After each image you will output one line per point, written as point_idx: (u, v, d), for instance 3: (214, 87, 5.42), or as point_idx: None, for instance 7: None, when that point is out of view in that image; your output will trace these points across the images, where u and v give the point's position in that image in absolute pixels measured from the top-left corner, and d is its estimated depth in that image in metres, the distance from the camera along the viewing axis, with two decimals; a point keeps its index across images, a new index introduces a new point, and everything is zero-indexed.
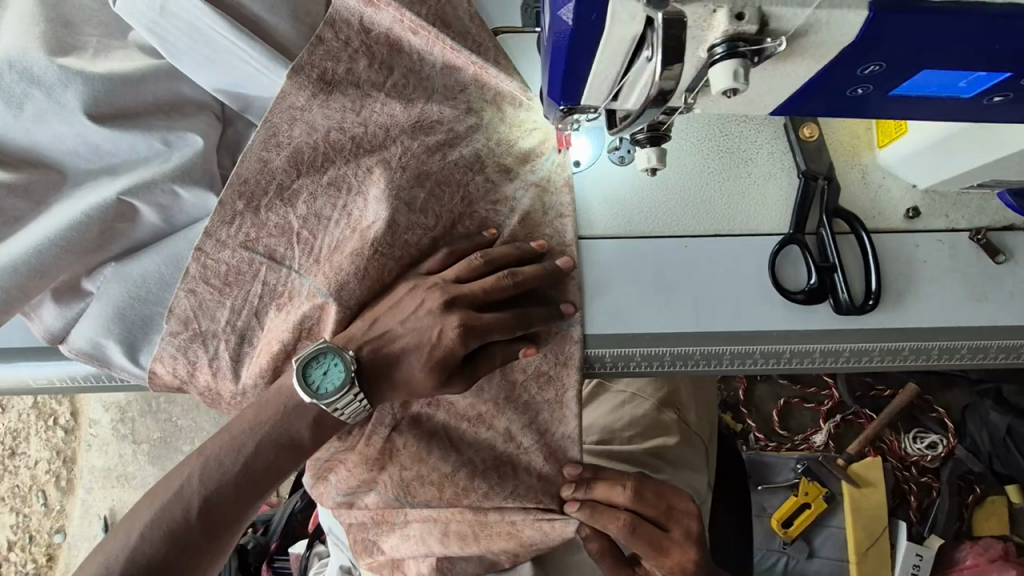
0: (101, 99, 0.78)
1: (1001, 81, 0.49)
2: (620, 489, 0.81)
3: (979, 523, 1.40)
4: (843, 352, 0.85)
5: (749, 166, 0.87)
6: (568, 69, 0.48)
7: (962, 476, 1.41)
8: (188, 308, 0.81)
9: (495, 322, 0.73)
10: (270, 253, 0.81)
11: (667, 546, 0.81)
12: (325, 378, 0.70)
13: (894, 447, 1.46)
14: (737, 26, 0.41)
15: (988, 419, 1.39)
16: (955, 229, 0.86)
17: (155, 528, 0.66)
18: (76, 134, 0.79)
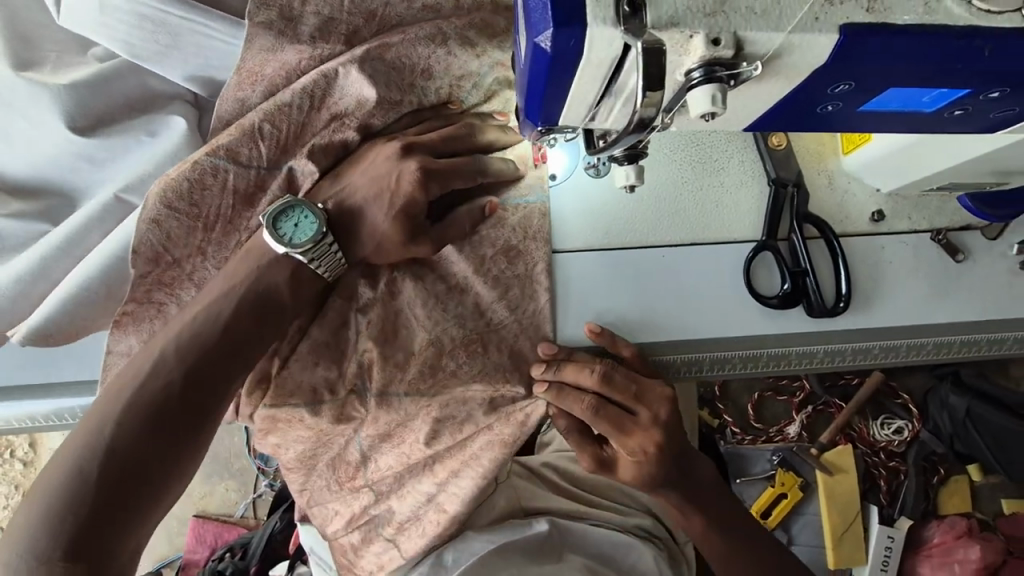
0: (82, 113, 0.77)
1: (962, 97, 0.50)
2: (588, 372, 0.77)
3: (943, 502, 1.47)
4: (817, 353, 0.88)
5: (721, 176, 0.88)
6: (548, 90, 0.47)
7: (927, 458, 1.47)
8: (153, 243, 0.74)
9: (451, 168, 0.75)
10: (232, 155, 0.74)
11: (631, 424, 0.78)
12: (296, 230, 0.71)
13: (864, 434, 1.48)
14: (714, 51, 0.41)
15: (948, 402, 1.44)
16: (918, 230, 0.89)
17: (136, 404, 0.63)
18: (66, 151, 0.78)
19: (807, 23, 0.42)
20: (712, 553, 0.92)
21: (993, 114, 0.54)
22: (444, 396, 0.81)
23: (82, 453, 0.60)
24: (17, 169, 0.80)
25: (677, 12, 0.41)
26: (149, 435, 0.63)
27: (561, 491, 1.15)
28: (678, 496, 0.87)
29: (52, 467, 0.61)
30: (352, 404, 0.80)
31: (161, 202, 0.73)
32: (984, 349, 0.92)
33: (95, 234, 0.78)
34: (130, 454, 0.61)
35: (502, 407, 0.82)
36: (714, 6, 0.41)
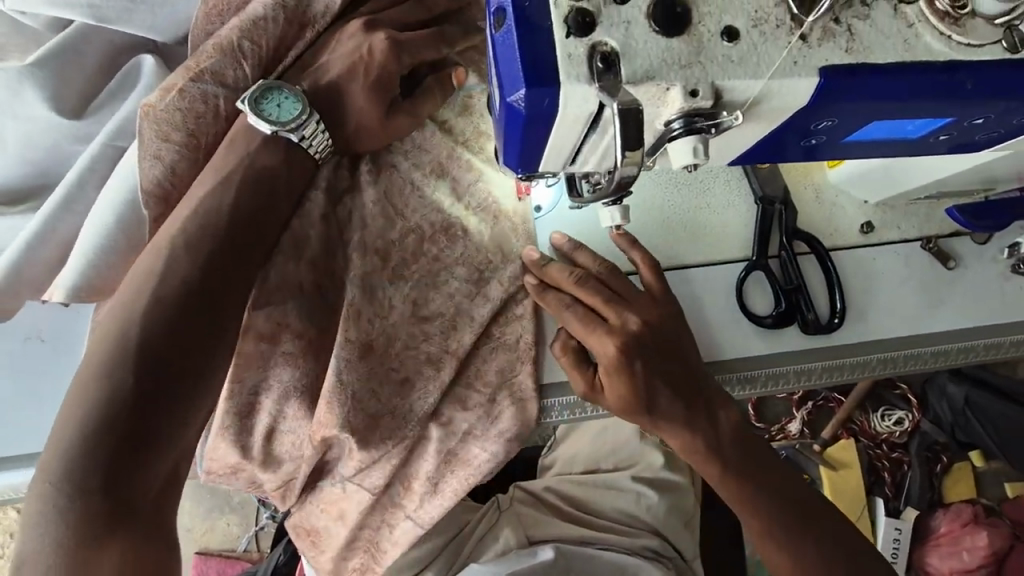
0: (62, 96, 0.76)
1: (946, 123, 0.49)
2: (566, 269, 0.73)
3: (947, 490, 1.47)
4: (815, 370, 0.87)
5: (708, 195, 0.87)
6: (524, 146, 0.45)
7: (930, 448, 1.46)
8: (158, 178, 0.69)
9: (421, 39, 0.72)
10: (221, 79, 0.70)
11: (596, 327, 0.71)
12: (280, 111, 0.68)
13: (864, 427, 1.47)
14: (692, 102, 0.40)
15: (947, 391, 1.44)
16: (908, 240, 0.89)
17: (155, 304, 0.59)
18: (51, 130, 0.76)
19: (786, 67, 0.41)
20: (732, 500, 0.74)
21: (979, 137, 0.54)
22: (442, 426, 0.77)
23: (108, 363, 0.55)
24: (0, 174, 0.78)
25: (652, 64, 0.40)
26: (174, 334, 0.58)
27: (563, 515, 1.13)
28: (683, 434, 0.73)
29: (73, 389, 0.55)
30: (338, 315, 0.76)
31: (157, 134, 0.69)
32: (982, 353, 0.91)
33: (91, 185, 0.75)
34: (158, 355, 0.57)
35: (500, 413, 0.77)
36: (690, 57, 0.40)
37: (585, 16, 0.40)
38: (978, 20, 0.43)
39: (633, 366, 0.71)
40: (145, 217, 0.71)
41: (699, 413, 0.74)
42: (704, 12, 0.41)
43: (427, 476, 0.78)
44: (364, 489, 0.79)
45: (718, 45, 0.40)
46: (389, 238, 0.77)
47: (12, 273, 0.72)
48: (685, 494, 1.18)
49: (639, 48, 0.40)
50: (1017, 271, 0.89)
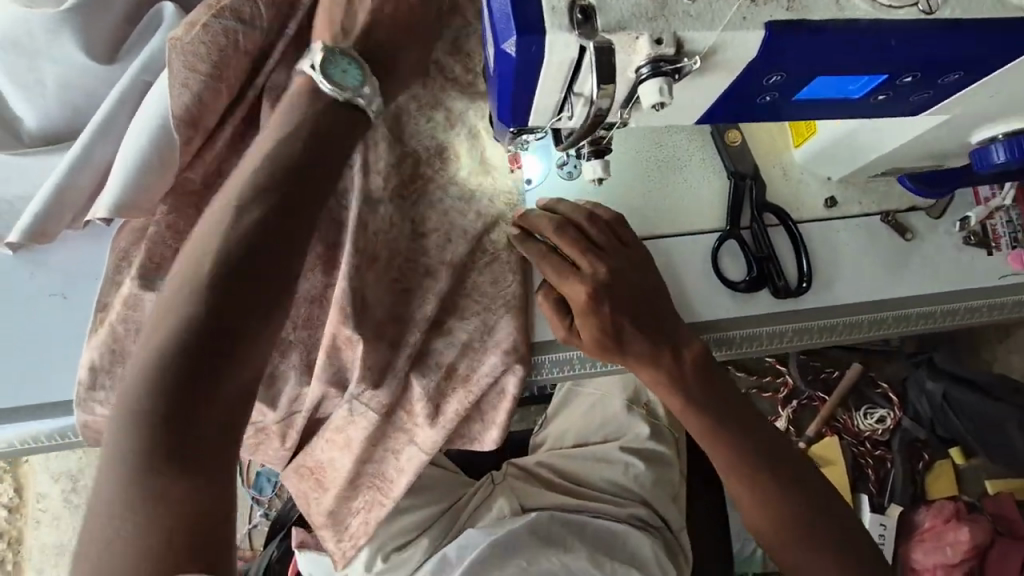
0: (92, 42, 0.84)
1: (880, 82, 0.57)
2: (546, 221, 0.81)
3: (930, 485, 1.52)
4: (786, 332, 0.94)
5: (684, 172, 0.94)
6: (515, 92, 0.52)
7: (912, 444, 1.52)
8: (187, 105, 0.78)
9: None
10: (238, 15, 0.77)
11: (569, 277, 0.79)
12: (345, 78, 0.68)
13: (848, 425, 1.56)
14: (658, 49, 0.47)
15: (926, 388, 1.52)
16: (869, 214, 0.96)
17: (237, 230, 0.62)
18: (91, 78, 0.85)
19: (736, 22, 0.48)
20: (717, 451, 0.81)
21: (913, 98, 0.61)
22: (438, 372, 0.84)
23: (200, 288, 0.59)
24: (40, 114, 0.86)
25: (623, 16, 0.47)
26: (246, 261, 0.61)
27: (555, 487, 1.18)
28: (653, 369, 0.80)
29: (175, 296, 0.59)
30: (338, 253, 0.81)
31: (184, 64, 0.76)
32: (942, 319, 0.99)
33: (123, 115, 0.82)
34: (229, 283, 0.59)
35: (497, 326, 0.85)
36: (655, 12, 0.47)
37: None
38: None
39: (603, 303, 0.77)
40: (176, 139, 0.78)
41: (665, 346, 0.80)
42: None
43: (426, 411, 0.85)
44: (369, 424, 0.85)
45: (679, 2, 0.48)
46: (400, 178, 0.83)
47: (55, 199, 0.80)
48: (670, 466, 1.22)
49: (612, 3, 0.47)
50: (968, 243, 0.97)
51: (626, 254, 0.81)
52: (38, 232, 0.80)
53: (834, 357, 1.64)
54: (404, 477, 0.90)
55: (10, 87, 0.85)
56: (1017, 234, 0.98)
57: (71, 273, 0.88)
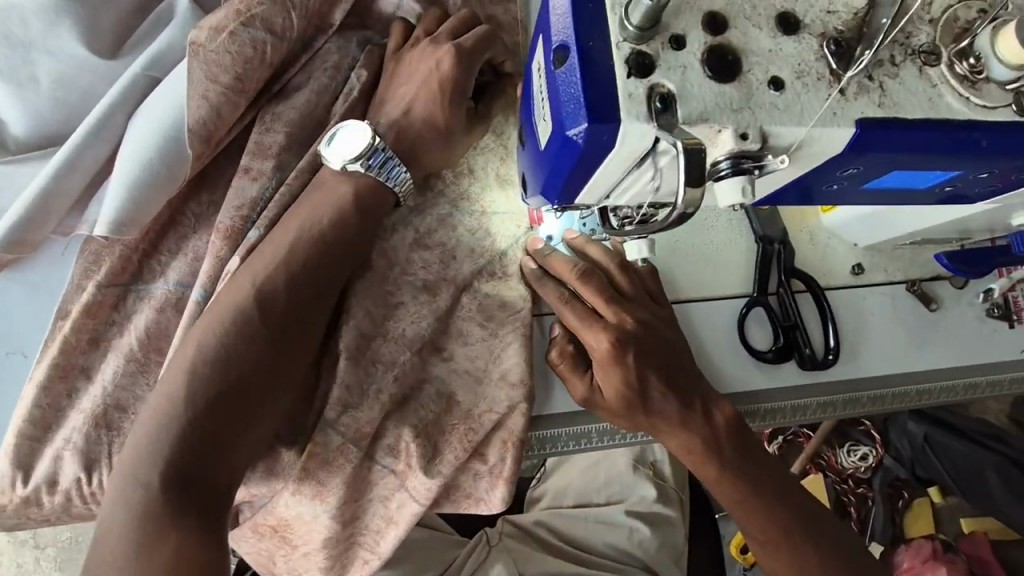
0: (95, 34, 0.72)
1: (954, 177, 0.53)
2: (570, 265, 0.75)
3: (908, 524, 1.51)
4: (811, 406, 0.89)
5: (709, 234, 0.90)
6: (573, 175, 0.47)
7: (891, 483, 1.51)
8: (202, 121, 0.69)
9: None
10: (270, 27, 0.70)
11: (592, 321, 0.73)
12: (347, 145, 0.70)
13: (831, 463, 1.52)
14: (741, 145, 0.42)
15: (908, 429, 1.49)
16: (894, 282, 0.94)
17: (278, 269, 0.66)
18: (84, 69, 0.72)
19: (826, 118, 0.43)
20: (748, 519, 0.75)
21: (979, 190, 0.58)
22: (439, 404, 0.75)
23: (238, 310, 0.64)
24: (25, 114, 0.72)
25: (706, 106, 0.42)
26: (276, 342, 0.65)
27: (554, 550, 1.12)
28: (695, 435, 0.73)
29: (203, 321, 0.64)
30: None
31: (205, 73, 0.68)
32: (965, 393, 0.95)
33: (121, 115, 0.71)
34: (272, 322, 0.65)
35: (502, 351, 0.77)
36: (741, 103, 0.42)
37: (644, 58, 0.41)
38: (991, 85, 0.46)
39: (631, 356, 0.71)
40: (190, 155, 0.70)
41: (698, 406, 0.74)
42: (753, 63, 0.43)
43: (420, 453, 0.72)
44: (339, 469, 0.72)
45: (766, 93, 0.43)
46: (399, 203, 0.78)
47: (37, 206, 0.68)
48: (676, 529, 1.16)
49: (694, 91, 0.42)
50: (991, 314, 0.95)
51: (657, 311, 0.78)
52: (16, 241, 0.69)
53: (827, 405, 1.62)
54: (394, 529, 0.76)
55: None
56: None
57: (21, 327, 0.75)
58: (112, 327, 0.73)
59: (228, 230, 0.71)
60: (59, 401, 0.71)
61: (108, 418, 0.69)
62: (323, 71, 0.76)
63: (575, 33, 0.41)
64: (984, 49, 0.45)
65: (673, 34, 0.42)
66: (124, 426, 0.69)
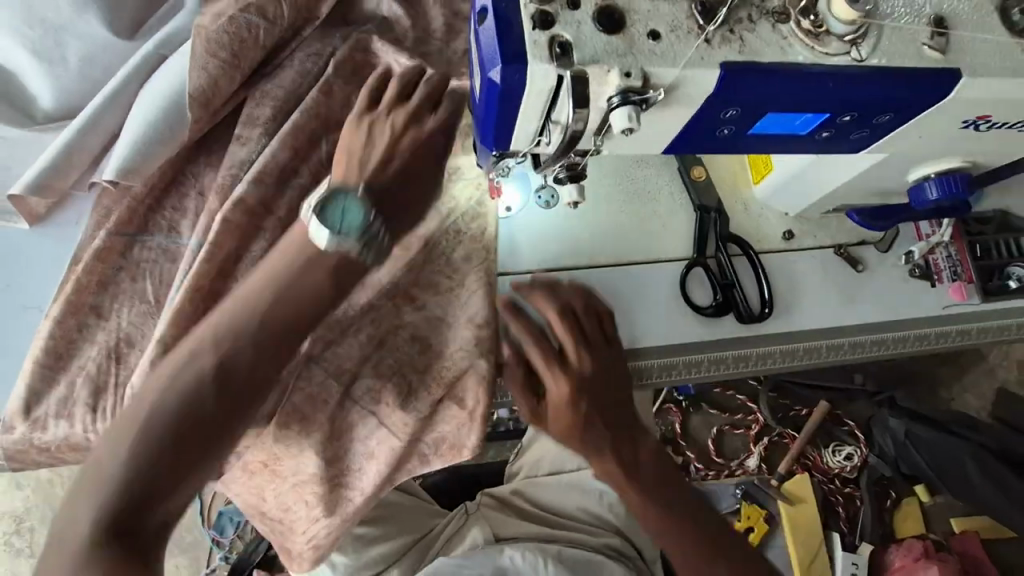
0: (115, 18, 0.84)
1: (824, 120, 0.64)
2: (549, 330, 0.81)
3: (899, 525, 1.64)
4: (751, 356, 0.98)
5: (653, 203, 1.00)
6: (500, 117, 0.57)
7: (878, 482, 1.66)
8: (201, 90, 0.82)
9: None
10: (262, 13, 0.84)
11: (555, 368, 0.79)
12: (341, 219, 0.68)
13: (818, 462, 1.67)
14: (627, 81, 0.54)
15: (889, 425, 1.61)
16: (823, 247, 1.04)
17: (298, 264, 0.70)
18: (107, 49, 0.85)
19: (695, 61, 0.55)
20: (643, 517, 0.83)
21: (854, 137, 0.68)
22: (413, 345, 0.85)
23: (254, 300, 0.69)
24: (52, 90, 0.84)
25: (596, 52, 0.53)
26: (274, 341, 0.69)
27: (530, 518, 1.17)
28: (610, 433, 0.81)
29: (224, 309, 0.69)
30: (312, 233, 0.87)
31: (205, 49, 0.82)
32: (895, 346, 1.05)
33: (134, 88, 0.84)
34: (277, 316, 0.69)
35: (466, 295, 0.86)
36: (624, 50, 0.54)
37: (547, 16, 0.53)
38: (833, 37, 0.58)
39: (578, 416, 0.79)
40: (188, 118, 0.82)
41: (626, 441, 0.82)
42: (635, 20, 0.55)
43: (392, 391, 0.83)
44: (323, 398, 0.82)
45: (645, 42, 0.54)
46: None
47: (61, 157, 0.81)
48: None
49: (587, 40, 0.53)
50: (914, 275, 1.05)
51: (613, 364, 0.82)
52: (41, 188, 0.81)
53: (804, 397, 1.72)
54: (373, 464, 0.84)
55: (26, 60, 0.82)
56: (956, 269, 1.05)
57: (36, 284, 0.85)
58: (120, 271, 0.83)
59: (221, 188, 0.84)
60: (71, 334, 0.81)
61: (119, 351, 0.80)
62: (308, 53, 0.89)
63: None
64: (822, 10, 0.57)
65: None
66: (131, 358, 0.81)
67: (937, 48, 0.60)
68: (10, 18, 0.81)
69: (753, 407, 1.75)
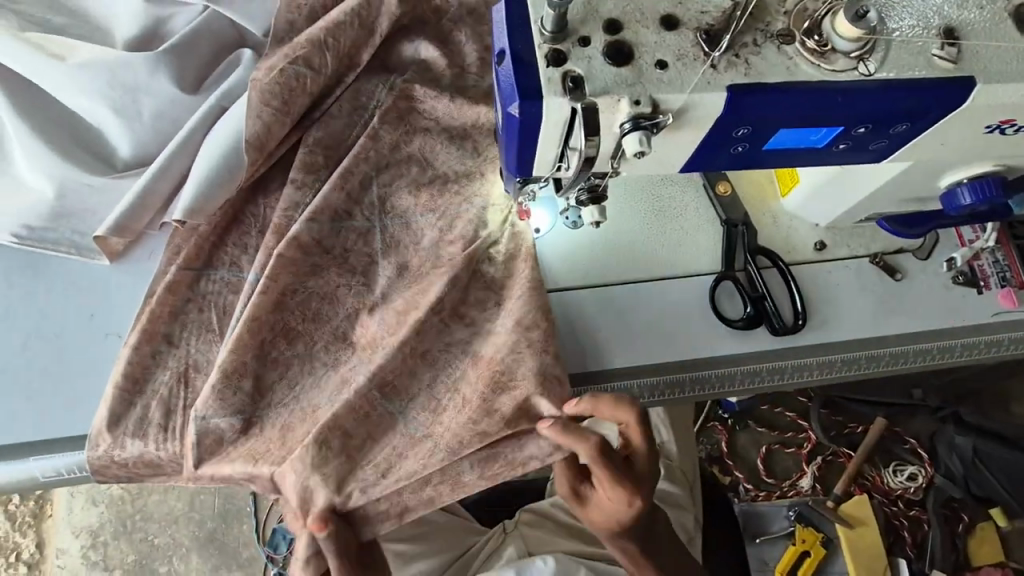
0: (182, 76, 0.96)
1: (839, 133, 0.66)
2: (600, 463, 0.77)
3: (974, 551, 1.56)
4: (787, 369, 0.98)
5: (679, 219, 1.02)
6: (521, 147, 0.62)
7: (947, 505, 1.58)
8: (255, 135, 0.91)
9: (467, 13, 1.02)
10: (309, 67, 0.93)
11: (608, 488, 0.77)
12: None
13: (877, 482, 1.62)
14: (637, 108, 0.57)
15: (955, 443, 1.57)
16: (858, 255, 1.02)
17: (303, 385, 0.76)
18: (174, 104, 0.95)
19: (702, 85, 0.58)
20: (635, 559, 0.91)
21: (873, 147, 0.69)
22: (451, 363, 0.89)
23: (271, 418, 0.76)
24: (130, 141, 0.94)
25: (607, 83, 0.57)
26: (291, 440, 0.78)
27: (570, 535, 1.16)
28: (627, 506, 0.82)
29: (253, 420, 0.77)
30: (356, 261, 0.93)
31: (259, 100, 0.91)
32: (944, 356, 1.01)
33: (199, 135, 0.94)
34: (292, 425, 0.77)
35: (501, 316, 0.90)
36: (633, 79, 0.58)
37: (559, 54, 0.58)
38: (839, 54, 0.60)
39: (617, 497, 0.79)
40: (243, 162, 0.91)
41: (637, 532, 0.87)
42: (643, 51, 0.59)
43: (429, 413, 0.87)
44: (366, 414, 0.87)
45: (653, 71, 0.58)
46: (410, 201, 0.95)
47: (137, 200, 0.91)
48: (686, 512, 1.22)
49: (598, 73, 0.58)
50: (957, 282, 1.02)
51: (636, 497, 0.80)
52: (121, 228, 0.91)
53: (854, 412, 1.68)
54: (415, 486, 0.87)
55: (108, 116, 0.94)
56: (1004, 274, 1.03)
57: (117, 313, 0.94)
58: (187, 300, 0.92)
59: (275, 223, 0.93)
60: (145, 359, 0.90)
61: (188, 375, 0.90)
62: (352, 100, 0.98)
63: (508, 41, 0.58)
64: (827, 30, 0.60)
65: (580, 36, 0.58)
66: (197, 379, 0.90)
67: (947, 59, 0.62)
68: (95, 82, 0.93)
69: (805, 425, 1.72)
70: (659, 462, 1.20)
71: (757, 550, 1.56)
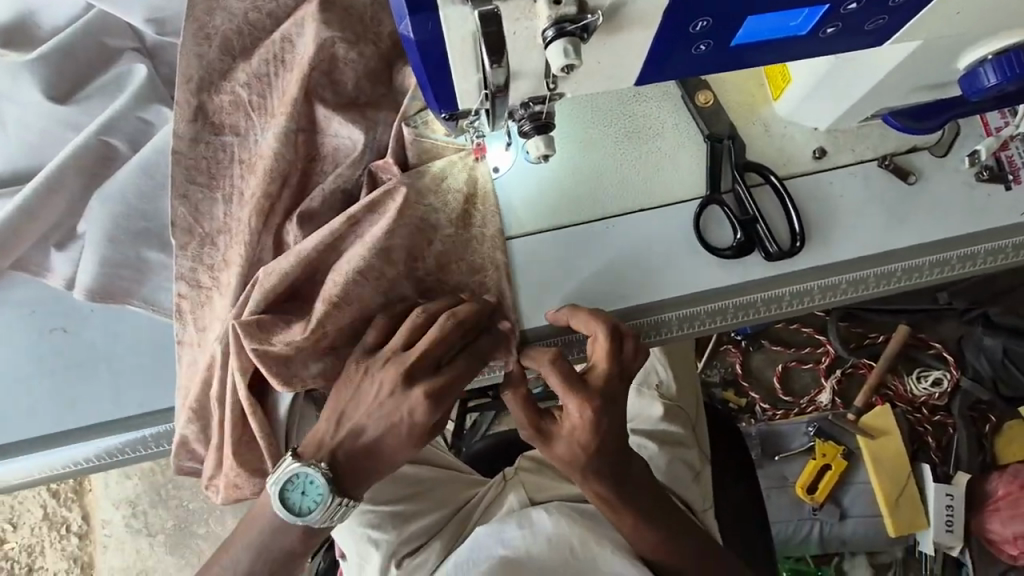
0: (54, 82, 0.90)
1: (823, 13, 0.54)
2: (575, 422, 0.73)
3: (1000, 451, 1.48)
4: (784, 297, 0.88)
5: (656, 140, 0.90)
6: (428, 74, 0.52)
7: (974, 406, 1.50)
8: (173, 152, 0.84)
9: None
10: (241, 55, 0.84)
11: (576, 436, 0.73)
12: (304, 497, 0.73)
13: (900, 391, 1.55)
14: (558, 9, 0.47)
15: (983, 345, 1.49)
16: (864, 160, 0.90)
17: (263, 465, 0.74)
18: (37, 112, 0.89)
19: None
20: (650, 535, 0.84)
21: (867, 28, 0.57)
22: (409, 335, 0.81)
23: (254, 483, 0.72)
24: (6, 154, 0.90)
25: None
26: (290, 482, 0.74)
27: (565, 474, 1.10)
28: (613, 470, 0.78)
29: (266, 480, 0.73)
30: (286, 233, 0.82)
31: None
32: (959, 267, 0.90)
33: (72, 172, 0.87)
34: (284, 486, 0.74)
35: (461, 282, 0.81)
36: None
37: None
38: None
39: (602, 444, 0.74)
40: (134, 214, 0.88)
41: (638, 502, 0.82)
42: None
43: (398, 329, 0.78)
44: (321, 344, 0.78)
45: None
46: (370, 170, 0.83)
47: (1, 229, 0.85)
48: (690, 448, 1.11)
49: None
50: (981, 179, 0.89)
51: (617, 461, 0.78)
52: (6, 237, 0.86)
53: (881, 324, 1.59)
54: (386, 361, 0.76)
55: None
56: None
57: (24, 332, 0.91)
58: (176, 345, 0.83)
59: (213, 202, 0.85)
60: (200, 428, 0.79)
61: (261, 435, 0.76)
62: (284, 65, 0.84)
63: None
64: None
65: None
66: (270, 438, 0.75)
67: None
68: None
69: (821, 339, 1.63)
70: (654, 400, 1.14)
71: (775, 467, 1.51)
